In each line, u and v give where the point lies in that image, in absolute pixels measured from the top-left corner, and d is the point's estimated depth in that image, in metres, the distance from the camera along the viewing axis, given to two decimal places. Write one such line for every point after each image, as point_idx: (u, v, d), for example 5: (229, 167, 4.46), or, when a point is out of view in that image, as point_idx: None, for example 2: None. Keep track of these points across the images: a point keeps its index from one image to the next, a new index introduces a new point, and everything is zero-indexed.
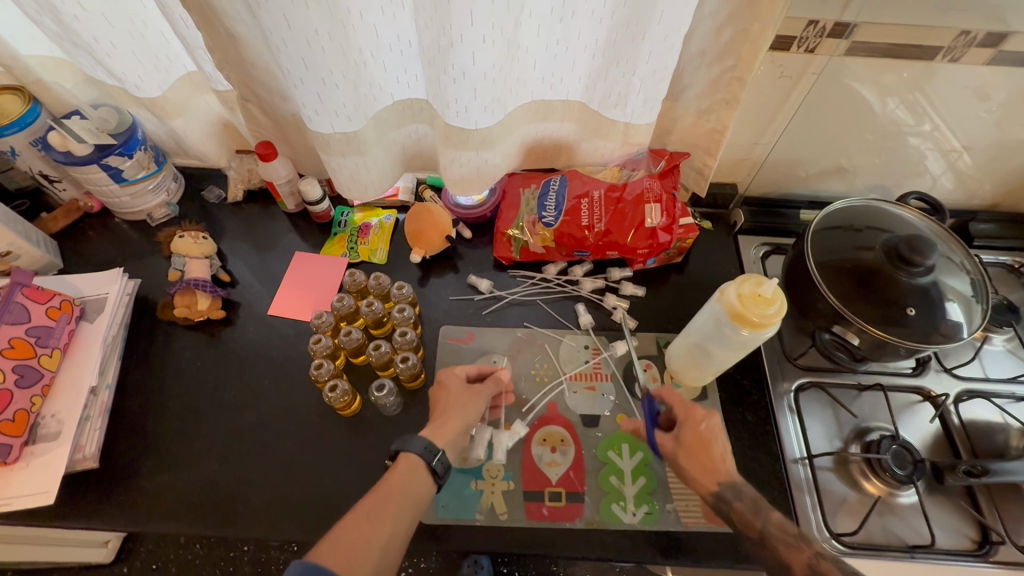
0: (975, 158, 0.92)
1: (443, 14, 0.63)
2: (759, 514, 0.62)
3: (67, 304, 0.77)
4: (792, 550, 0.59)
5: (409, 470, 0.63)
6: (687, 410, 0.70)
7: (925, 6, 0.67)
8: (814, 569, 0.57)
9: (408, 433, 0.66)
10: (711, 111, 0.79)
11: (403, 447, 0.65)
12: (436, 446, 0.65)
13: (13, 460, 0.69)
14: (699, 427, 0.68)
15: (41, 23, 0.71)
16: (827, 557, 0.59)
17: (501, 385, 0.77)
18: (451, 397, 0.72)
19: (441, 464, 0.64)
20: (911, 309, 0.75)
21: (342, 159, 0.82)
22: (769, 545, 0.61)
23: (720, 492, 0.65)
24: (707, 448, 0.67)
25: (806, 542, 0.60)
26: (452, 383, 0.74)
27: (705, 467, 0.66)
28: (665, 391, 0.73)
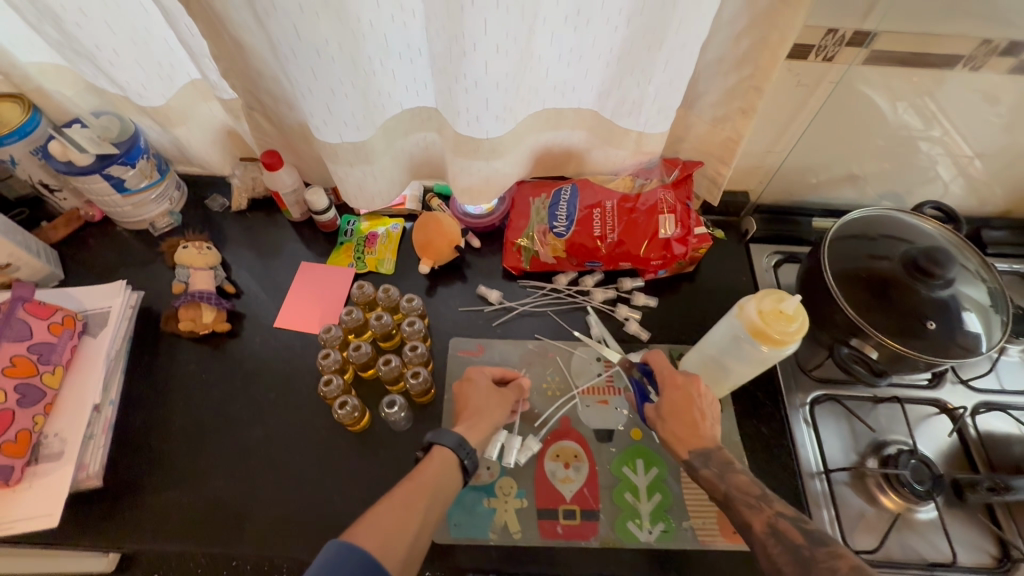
0: (989, 166, 0.91)
1: (455, 23, 0.61)
2: (723, 478, 0.62)
3: (69, 319, 0.76)
4: (752, 510, 0.59)
5: (443, 464, 0.63)
6: (667, 376, 0.71)
7: (948, 15, 0.65)
8: (773, 527, 0.57)
9: (441, 426, 0.66)
10: (726, 120, 0.77)
11: (437, 440, 0.65)
12: (468, 442, 0.66)
13: (15, 481, 0.68)
14: (675, 393, 0.69)
15: (41, 31, 0.69)
16: (787, 517, 0.58)
17: (524, 393, 0.77)
18: (478, 398, 0.72)
19: (472, 461, 0.65)
20: (931, 322, 0.73)
21: (349, 169, 0.80)
22: (731, 506, 0.61)
23: (691, 460, 0.66)
24: (684, 412, 0.67)
25: (767, 502, 0.59)
26: (479, 383, 0.73)
27: (679, 433, 0.67)
28: (653, 358, 0.73)
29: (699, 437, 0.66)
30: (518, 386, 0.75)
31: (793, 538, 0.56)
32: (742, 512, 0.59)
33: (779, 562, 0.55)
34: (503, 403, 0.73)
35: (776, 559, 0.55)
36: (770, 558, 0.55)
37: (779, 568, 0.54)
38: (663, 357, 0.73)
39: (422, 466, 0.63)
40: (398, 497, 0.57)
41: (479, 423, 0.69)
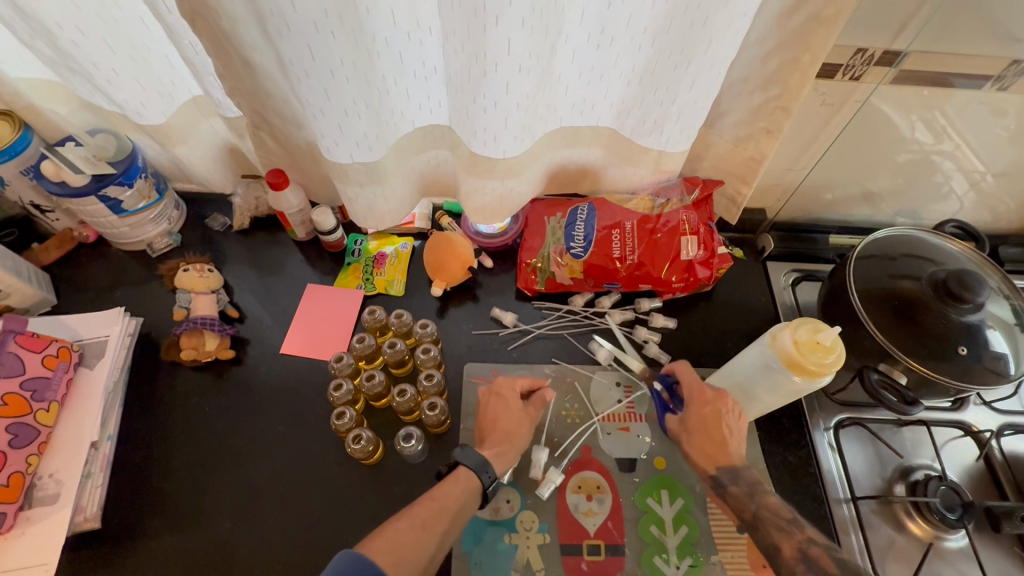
0: (1006, 184, 0.91)
1: (477, 42, 0.58)
2: (752, 497, 0.62)
3: (65, 351, 0.72)
4: (782, 533, 0.58)
5: (467, 486, 0.62)
6: (696, 391, 0.70)
7: (979, 36, 0.64)
8: (803, 554, 0.55)
9: (464, 444, 0.65)
10: (749, 139, 0.76)
11: (461, 459, 0.64)
12: (490, 465, 0.64)
13: (7, 528, 0.64)
14: (705, 410, 0.68)
15: (34, 48, 0.65)
16: (819, 544, 0.56)
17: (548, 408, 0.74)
18: (508, 420, 0.69)
19: (494, 486, 0.64)
20: (962, 348, 0.71)
21: (359, 190, 0.77)
22: (760, 527, 0.60)
23: (718, 476, 0.65)
24: (711, 429, 0.67)
25: (798, 528, 0.58)
26: (510, 403, 0.70)
27: (706, 448, 0.67)
28: (681, 372, 0.73)
29: (721, 457, 0.66)
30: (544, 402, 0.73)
31: (824, 566, 0.54)
32: (770, 534, 0.58)
33: None
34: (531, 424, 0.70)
35: None
36: None
37: None
38: (691, 372, 0.72)
39: (447, 484, 0.62)
40: (417, 518, 0.57)
41: (510, 450, 0.68)
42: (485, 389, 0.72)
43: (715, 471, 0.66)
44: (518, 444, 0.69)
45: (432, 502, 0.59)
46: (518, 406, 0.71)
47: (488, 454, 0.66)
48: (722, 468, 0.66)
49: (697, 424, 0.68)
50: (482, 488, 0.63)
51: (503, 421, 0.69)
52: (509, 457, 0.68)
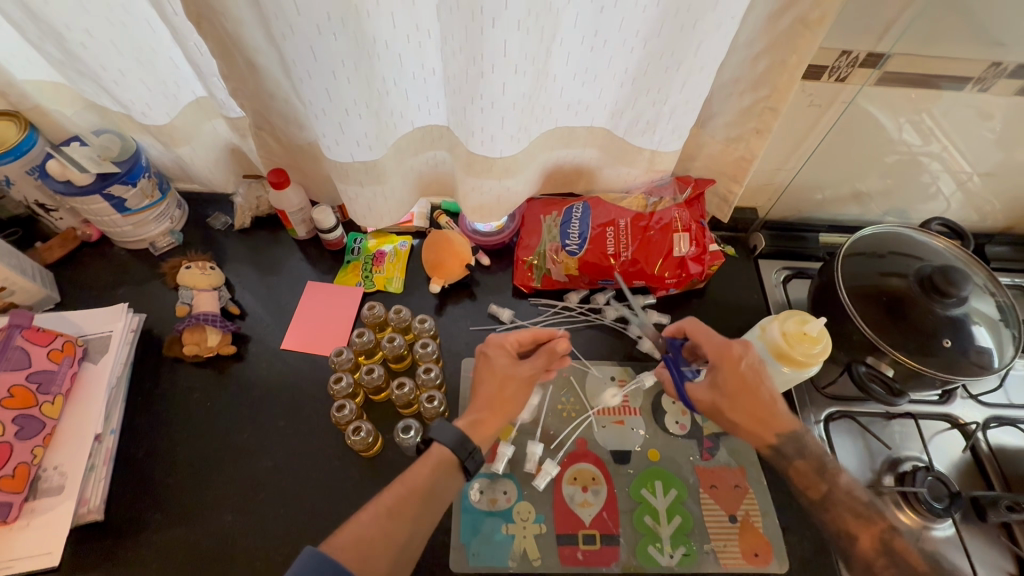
0: (991, 184, 0.93)
1: (474, 45, 0.60)
2: (825, 478, 0.61)
3: (69, 345, 0.74)
4: (862, 523, 0.58)
5: (438, 465, 0.61)
6: (717, 349, 0.65)
7: (957, 39, 0.67)
8: (887, 545, 0.57)
9: (442, 420, 0.64)
10: (740, 140, 0.78)
11: (437, 437, 0.63)
12: (470, 442, 0.63)
13: (12, 519, 0.65)
14: (739, 367, 0.63)
15: (43, 50, 0.67)
16: (901, 533, 0.57)
17: (557, 360, 0.71)
18: (491, 378, 0.68)
19: (474, 463, 0.63)
20: (947, 341, 0.73)
21: (359, 189, 0.78)
22: (831, 507, 0.60)
23: (780, 445, 0.63)
24: (753, 390, 0.63)
25: (878, 516, 0.58)
26: (495, 361, 0.69)
27: (755, 413, 0.63)
28: (692, 330, 0.68)
29: (769, 428, 0.63)
30: (548, 355, 0.70)
31: (909, 560, 0.55)
32: (848, 521, 0.59)
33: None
34: (524, 387, 0.68)
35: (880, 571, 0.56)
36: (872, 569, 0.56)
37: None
38: (705, 327, 0.68)
39: (417, 464, 0.62)
40: (406, 505, 0.58)
41: (492, 422, 0.66)
42: (478, 349, 0.71)
43: (778, 436, 0.63)
44: (509, 411, 0.67)
45: (399, 487, 0.59)
46: (511, 367, 0.68)
47: (462, 424, 0.65)
48: (782, 434, 0.63)
49: (733, 388, 0.63)
50: (458, 463, 0.62)
51: (488, 390, 0.67)
52: (494, 426, 0.66)
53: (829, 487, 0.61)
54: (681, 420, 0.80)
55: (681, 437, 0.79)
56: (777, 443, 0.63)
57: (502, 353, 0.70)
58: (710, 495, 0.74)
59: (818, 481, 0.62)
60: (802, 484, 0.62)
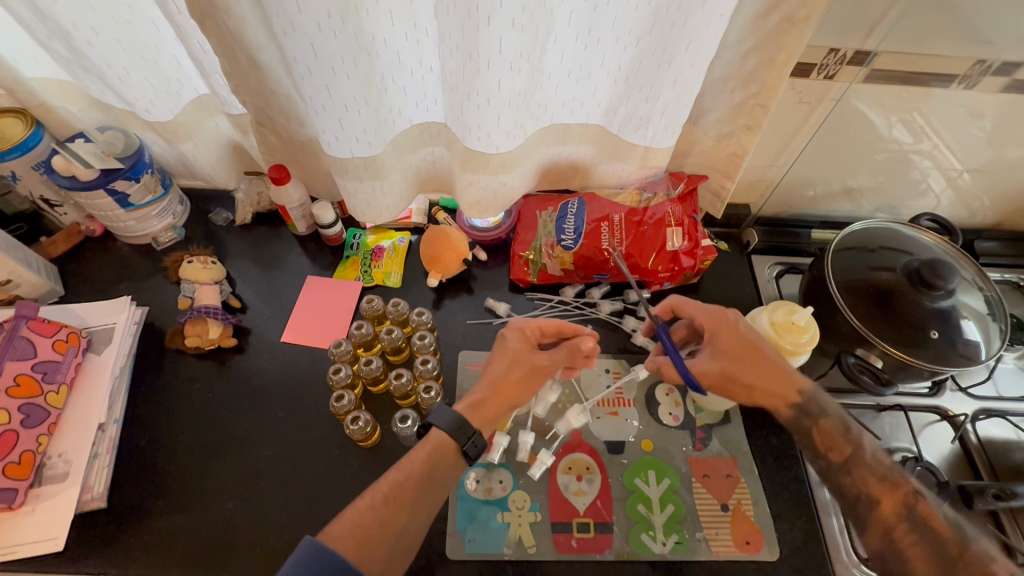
0: (980, 180, 0.94)
1: (470, 42, 0.62)
2: (850, 439, 0.63)
3: (73, 336, 0.76)
4: (886, 487, 0.60)
5: (435, 450, 0.62)
6: (712, 317, 0.69)
7: (941, 37, 0.68)
8: (909, 507, 0.59)
9: (441, 403, 0.65)
10: (731, 136, 0.79)
11: (434, 421, 0.64)
12: (468, 426, 0.64)
13: (18, 504, 0.68)
14: (736, 330, 0.68)
15: (50, 48, 0.69)
16: (924, 496, 0.59)
17: (577, 354, 0.73)
18: (503, 358, 0.70)
19: (472, 447, 0.64)
20: (934, 332, 0.75)
21: (359, 184, 0.80)
22: (853, 470, 0.62)
23: (802, 401, 0.65)
24: (758, 350, 0.67)
25: (902, 480, 0.61)
26: (512, 343, 0.71)
27: (769, 373, 0.66)
28: (681, 304, 0.72)
29: (789, 386, 0.65)
30: (566, 348, 0.72)
31: (928, 522, 0.58)
32: (873, 484, 0.61)
33: (902, 537, 0.57)
34: (534, 373, 0.70)
35: (900, 532, 0.58)
36: (891, 530, 0.58)
37: (897, 537, 0.58)
38: (692, 301, 0.72)
39: (415, 449, 0.63)
40: (404, 491, 0.59)
41: (492, 404, 0.67)
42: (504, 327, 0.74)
43: (800, 392, 0.65)
44: (512, 397, 0.68)
45: (394, 474, 0.60)
46: (526, 352, 0.71)
47: (462, 408, 0.66)
48: (804, 391, 0.66)
49: (738, 353, 0.67)
50: (457, 449, 0.64)
51: (497, 372, 0.69)
52: (492, 411, 0.67)
53: (853, 451, 0.63)
54: (674, 411, 0.82)
55: (674, 428, 0.80)
56: (800, 400, 0.66)
57: (520, 338, 0.72)
58: (702, 484, 0.76)
59: (843, 443, 0.63)
60: (827, 445, 0.63)
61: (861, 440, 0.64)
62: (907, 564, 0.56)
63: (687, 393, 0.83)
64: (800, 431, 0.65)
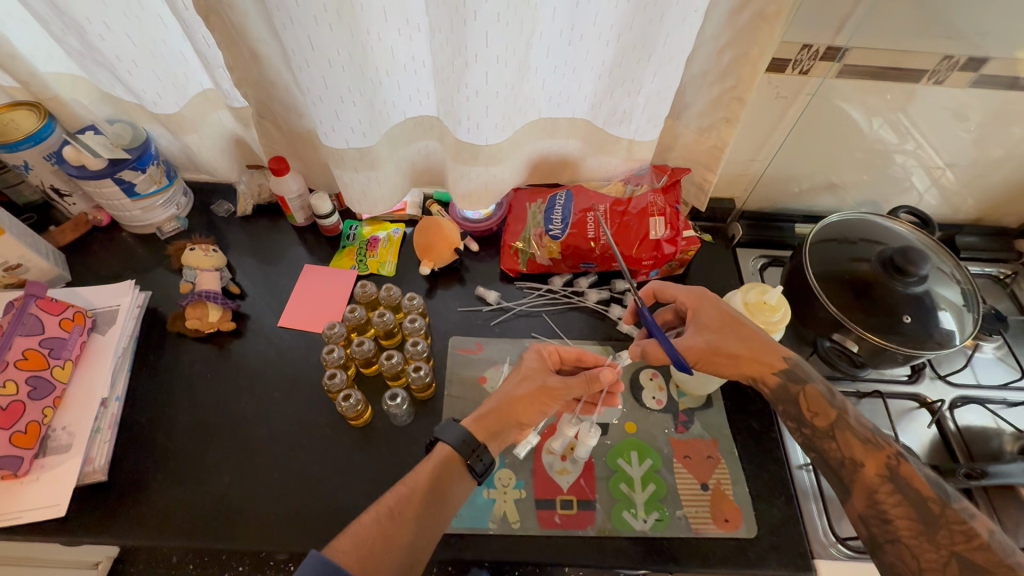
0: (958, 175, 0.97)
1: (458, 36, 0.65)
2: (834, 403, 0.67)
3: (79, 315, 0.80)
4: (871, 447, 0.63)
5: (442, 462, 0.64)
6: (694, 296, 0.74)
7: (909, 33, 0.72)
8: (893, 469, 0.61)
9: (449, 420, 0.68)
10: (712, 129, 0.83)
11: (440, 436, 0.67)
12: (474, 441, 0.66)
13: (23, 472, 0.71)
14: (715, 305, 0.73)
15: (65, 42, 0.73)
16: (907, 457, 0.62)
17: (593, 385, 0.71)
18: (514, 379, 0.72)
19: (478, 463, 0.65)
20: (907, 317, 0.77)
21: (354, 175, 0.83)
22: (838, 434, 0.65)
23: (789, 368, 0.69)
24: (739, 321, 0.71)
25: (885, 443, 0.63)
26: (529, 364, 0.73)
27: (754, 342, 0.70)
28: (663, 289, 0.77)
29: (772, 354, 0.69)
30: (584, 377, 0.71)
31: (910, 482, 0.60)
32: (860, 447, 0.63)
33: (887, 500, 0.60)
34: (544, 393, 0.70)
35: (885, 493, 0.60)
36: (876, 492, 0.61)
37: (880, 494, 0.60)
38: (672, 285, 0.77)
39: (421, 464, 0.65)
40: None
41: (496, 416, 0.68)
42: (528, 349, 0.76)
43: (785, 359, 0.69)
44: (519, 412, 0.69)
45: (401, 488, 0.62)
46: (540, 372, 0.72)
47: (468, 422, 0.68)
48: (787, 357, 0.70)
49: (720, 326, 0.71)
50: (464, 463, 0.65)
51: (508, 387, 0.71)
52: (496, 424, 0.68)
53: (838, 415, 0.66)
54: (658, 395, 0.84)
55: (657, 411, 0.83)
56: (786, 367, 0.69)
57: (537, 359, 0.74)
58: (683, 465, 0.78)
59: (828, 408, 0.67)
60: (813, 411, 0.67)
61: (845, 406, 0.67)
62: (892, 527, 0.59)
63: (670, 378, 0.86)
64: (788, 398, 0.68)
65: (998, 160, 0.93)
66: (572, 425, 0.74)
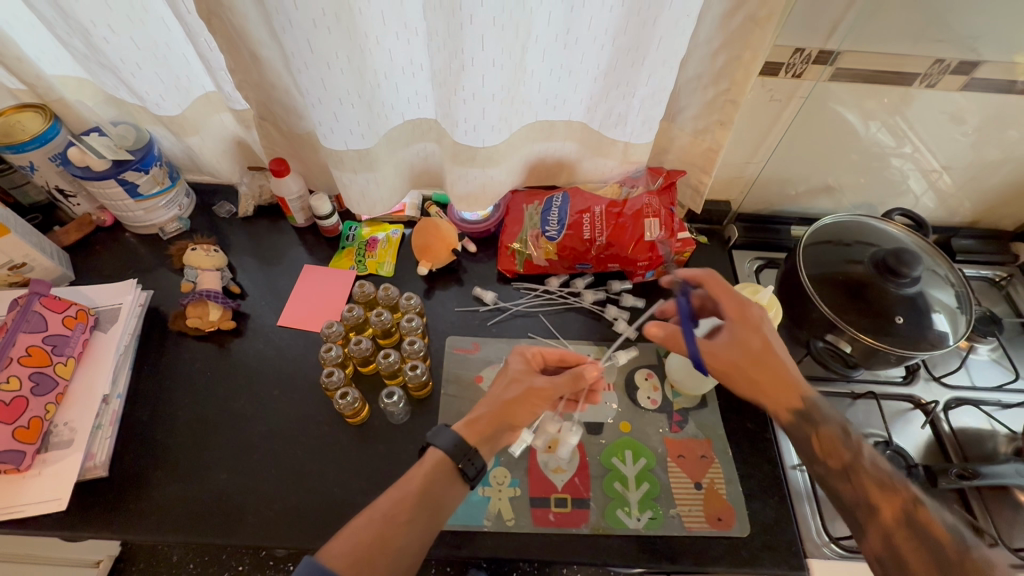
0: (954, 178, 0.97)
1: (456, 39, 0.66)
2: (848, 442, 0.63)
3: (82, 313, 0.81)
4: (887, 492, 0.59)
5: (433, 467, 0.64)
6: (744, 308, 0.70)
7: (901, 36, 0.73)
8: (911, 516, 0.57)
9: (441, 424, 0.67)
10: (706, 131, 0.84)
11: (433, 441, 0.66)
12: (467, 446, 0.66)
13: (25, 467, 0.72)
14: (757, 328, 0.69)
15: (71, 45, 0.75)
16: (926, 504, 0.58)
17: (580, 382, 0.71)
18: (501, 384, 0.72)
19: (471, 468, 0.65)
20: (899, 318, 0.77)
21: (354, 176, 0.84)
22: (853, 477, 0.61)
23: (806, 407, 0.66)
24: (774, 353, 0.68)
25: (903, 488, 0.59)
26: (514, 367, 0.73)
27: (780, 380, 0.67)
28: (712, 283, 0.72)
29: (792, 391, 0.67)
30: (569, 376, 0.71)
31: (929, 528, 0.56)
32: (875, 491, 0.60)
33: (906, 548, 0.55)
34: (532, 394, 0.70)
35: (903, 543, 0.56)
36: (894, 540, 0.56)
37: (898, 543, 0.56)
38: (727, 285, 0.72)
39: (414, 468, 0.65)
40: None
41: (487, 419, 0.68)
42: (512, 351, 0.76)
43: (803, 400, 0.67)
44: (510, 413, 0.69)
45: (395, 492, 0.62)
46: (526, 373, 0.72)
47: (459, 428, 0.68)
48: (806, 398, 0.67)
49: (755, 344, 0.68)
50: (456, 467, 0.65)
51: (496, 390, 0.71)
52: (490, 428, 0.68)
53: (852, 457, 0.62)
54: (653, 395, 0.85)
55: (652, 411, 0.84)
56: (801, 407, 0.67)
57: (522, 362, 0.74)
58: (677, 464, 0.79)
59: (842, 449, 0.63)
60: (826, 451, 0.63)
61: (859, 446, 0.64)
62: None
63: (665, 378, 0.86)
64: (799, 434, 0.66)
65: (993, 163, 0.93)
66: (553, 421, 0.77)
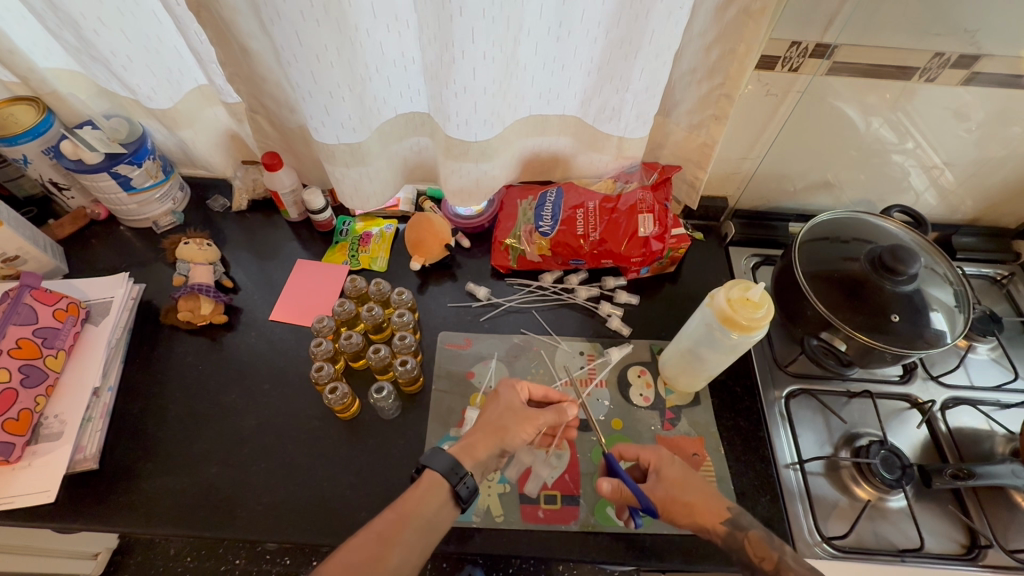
0: (956, 175, 0.96)
1: (445, 32, 0.65)
2: (775, 544, 0.65)
3: (73, 306, 0.81)
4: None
5: (428, 490, 0.62)
6: (652, 451, 0.72)
7: (900, 30, 0.71)
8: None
9: (437, 447, 0.65)
10: (701, 126, 0.83)
11: (428, 463, 0.64)
12: (461, 466, 0.64)
13: (15, 459, 0.72)
14: (672, 467, 0.70)
15: (61, 37, 0.75)
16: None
17: (563, 418, 0.72)
18: (494, 414, 0.70)
19: (464, 489, 0.63)
20: (896, 315, 0.76)
21: (346, 170, 0.84)
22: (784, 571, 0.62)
23: (735, 517, 0.66)
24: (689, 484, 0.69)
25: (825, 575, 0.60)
26: (504, 401, 0.71)
27: (701, 500, 0.67)
28: (624, 446, 0.73)
29: (715, 502, 0.67)
30: (555, 410, 0.72)
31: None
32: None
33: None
34: (525, 420, 0.69)
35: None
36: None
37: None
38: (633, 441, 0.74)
39: (409, 490, 0.62)
40: None
41: (483, 443, 0.67)
42: (505, 379, 0.74)
43: (728, 508, 0.67)
44: (502, 438, 0.68)
45: (390, 513, 0.60)
46: (517, 400, 0.71)
47: (454, 450, 0.66)
48: (731, 507, 0.67)
49: (672, 472, 0.70)
50: (450, 489, 0.63)
51: (487, 416, 0.70)
52: (483, 450, 0.66)
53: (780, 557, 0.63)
54: (645, 392, 0.85)
55: (644, 408, 0.83)
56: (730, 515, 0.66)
57: (512, 392, 0.73)
58: None
59: (771, 551, 0.64)
60: (758, 555, 0.64)
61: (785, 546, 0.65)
62: None
63: (659, 375, 0.86)
64: (736, 547, 0.65)
65: (997, 160, 0.92)
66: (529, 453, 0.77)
